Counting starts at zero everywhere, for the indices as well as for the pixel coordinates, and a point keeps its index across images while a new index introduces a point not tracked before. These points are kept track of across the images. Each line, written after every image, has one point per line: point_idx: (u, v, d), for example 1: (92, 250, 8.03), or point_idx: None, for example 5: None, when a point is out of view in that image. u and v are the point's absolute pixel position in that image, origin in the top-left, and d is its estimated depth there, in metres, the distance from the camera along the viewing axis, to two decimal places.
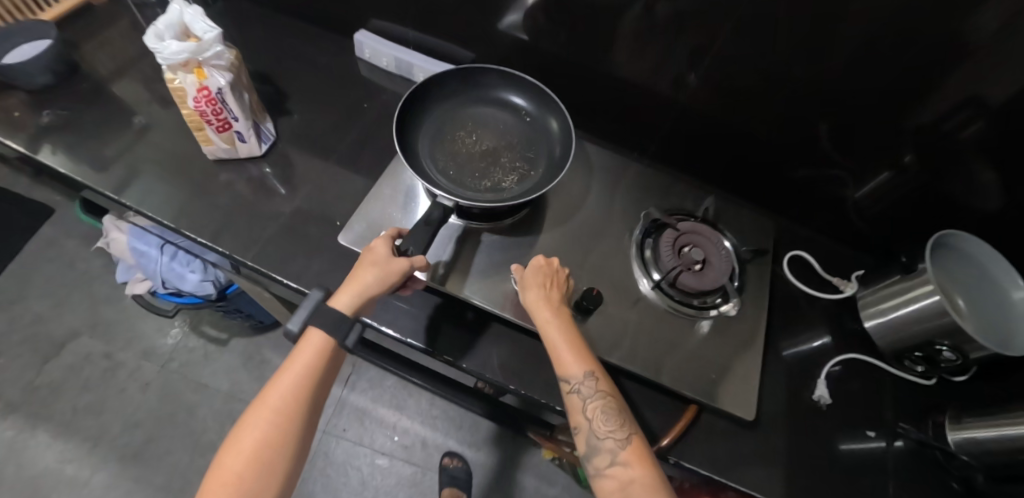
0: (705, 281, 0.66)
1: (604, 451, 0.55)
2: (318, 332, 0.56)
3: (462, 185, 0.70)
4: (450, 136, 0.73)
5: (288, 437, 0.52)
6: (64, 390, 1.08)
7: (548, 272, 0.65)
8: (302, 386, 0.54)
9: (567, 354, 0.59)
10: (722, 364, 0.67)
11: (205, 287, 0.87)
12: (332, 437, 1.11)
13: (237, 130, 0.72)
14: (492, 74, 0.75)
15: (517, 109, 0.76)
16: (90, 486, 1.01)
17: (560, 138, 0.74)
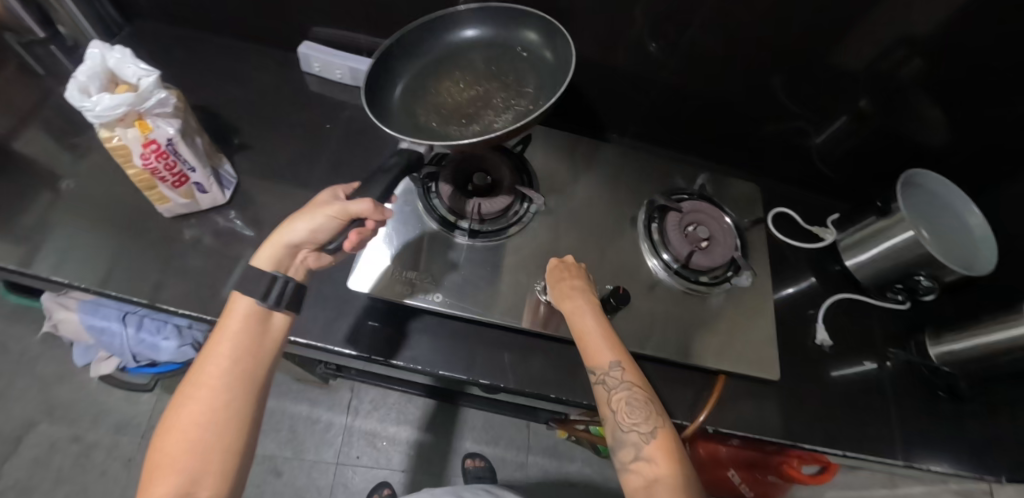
0: (714, 257, 0.70)
1: (629, 445, 0.53)
2: (243, 297, 0.53)
3: (450, 133, 0.63)
4: (435, 90, 0.67)
5: (223, 411, 0.48)
6: (35, 486, 0.99)
7: (570, 268, 0.65)
8: (231, 355, 0.50)
9: (602, 344, 0.58)
10: (737, 330, 0.71)
11: (186, 352, 0.80)
12: (347, 467, 1.08)
13: (195, 182, 0.64)
14: (462, 13, 0.66)
15: (506, 45, 0.68)
16: None
17: (548, 51, 0.67)
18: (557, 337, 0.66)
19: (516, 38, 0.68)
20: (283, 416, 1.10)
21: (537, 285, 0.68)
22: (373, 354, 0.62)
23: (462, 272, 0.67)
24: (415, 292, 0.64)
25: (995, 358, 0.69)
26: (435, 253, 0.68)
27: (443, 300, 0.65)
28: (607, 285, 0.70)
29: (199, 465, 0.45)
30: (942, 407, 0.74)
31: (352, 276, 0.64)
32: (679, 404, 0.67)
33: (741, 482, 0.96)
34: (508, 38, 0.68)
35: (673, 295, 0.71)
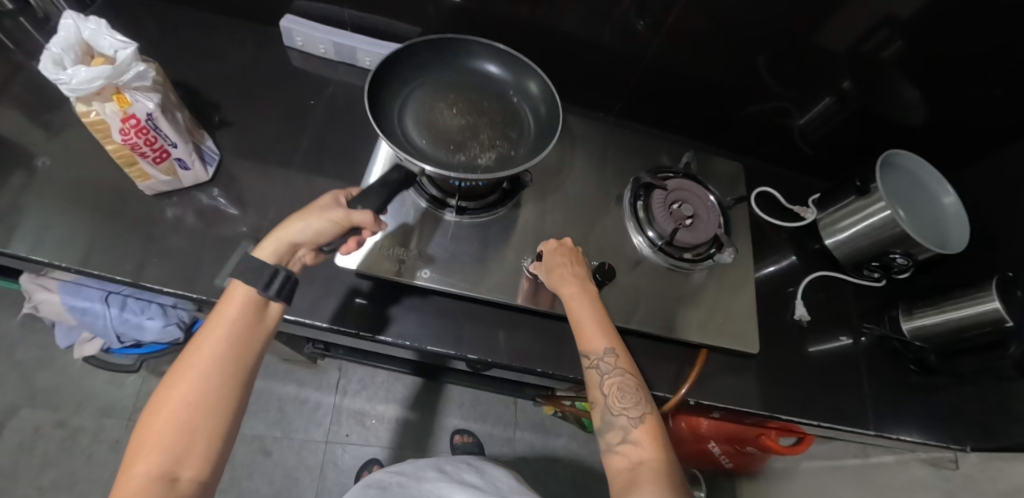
0: (694, 235, 0.71)
1: (618, 428, 0.54)
2: (241, 285, 0.53)
3: (434, 156, 0.62)
4: (426, 111, 0.65)
5: (213, 392, 0.48)
6: (20, 472, 0.98)
7: (571, 251, 0.66)
8: (226, 339, 0.50)
9: (599, 330, 0.59)
10: (719, 305, 0.72)
11: (172, 331, 0.80)
12: (337, 445, 1.09)
13: (176, 158, 0.63)
14: (475, 48, 0.67)
15: (505, 86, 0.69)
16: None
17: (543, 104, 0.67)
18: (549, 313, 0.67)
19: (515, 83, 0.69)
20: (270, 396, 1.10)
21: (525, 261, 0.69)
22: (362, 330, 0.63)
23: (448, 248, 0.68)
24: (398, 266, 0.65)
25: (959, 332, 0.72)
26: (421, 228, 0.68)
27: (430, 276, 0.65)
28: (593, 261, 0.71)
29: (184, 443, 0.45)
30: (910, 379, 0.77)
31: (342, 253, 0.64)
32: (662, 378, 0.68)
33: (721, 454, 1.04)
34: (509, 83, 0.69)
35: (657, 272, 0.73)
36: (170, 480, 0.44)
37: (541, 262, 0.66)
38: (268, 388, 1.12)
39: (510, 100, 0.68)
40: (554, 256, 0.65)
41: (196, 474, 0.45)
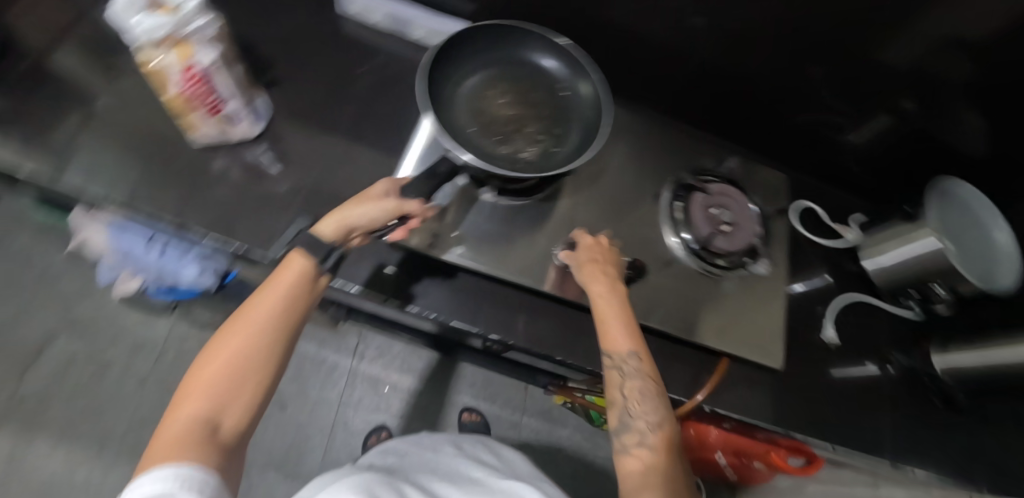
0: (729, 243, 0.69)
1: (635, 430, 0.54)
2: (300, 253, 0.53)
3: (474, 144, 0.58)
4: (474, 96, 0.61)
5: (261, 347, 0.49)
6: (53, 396, 1.04)
7: (603, 249, 0.65)
8: (279, 300, 0.51)
9: (625, 330, 0.58)
10: (748, 317, 0.71)
11: (206, 279, 0.83)
12: (349, 407, 1.12)
13: (229, 112, 0.65)
14: (535, 39, 0.63)
15: (562, 83, 0.63)
16: (105, 491, 0.99)
17: (596, 107, 0.61)
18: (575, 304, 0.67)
19: (571, 82, 0.63)
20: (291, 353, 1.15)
21: (555, 249, 0.69)
22: (389, 299, 0.64)
23: (480, 228, 0.68)
24: (431, 240, 0.65)
25: (988, 373, 0.69)
26: (455, 206, 0.69)
27: (462, 253, 0.66)
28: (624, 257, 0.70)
29: (230, 393, 0.46)
30: (939, 416, 0.75)
31: None
32: (680, 381, 0.68)
33: (727, 465, 1.02)
34: (566, 81, 0.63)
35: (688, 276, 0.71)
36: (213, 426, 0.45)
37: (571, 254, 0.65)
38: None
39: (561, 95, 0.63)
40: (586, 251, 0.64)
41: (236, 424, 0.46)
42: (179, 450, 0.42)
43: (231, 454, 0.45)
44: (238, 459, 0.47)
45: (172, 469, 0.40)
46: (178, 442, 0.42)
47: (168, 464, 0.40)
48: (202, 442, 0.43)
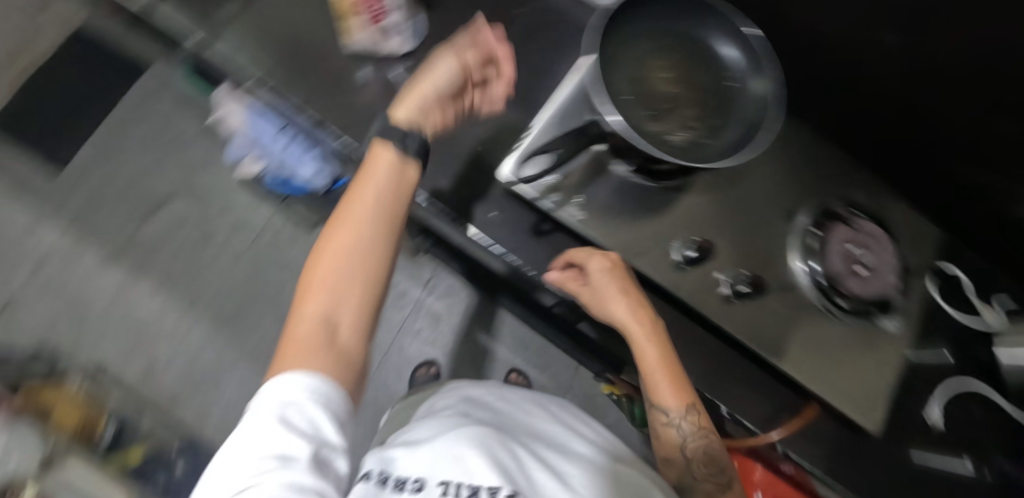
0: (861, 288, 0.61)
1: (704, 494, 0.50)
2: (384, 141, 0.48)
3: (626, 111, 0.54)
4: (637, 62, 0.56)
5: (367, 243, 0.43)
6: (162, 248, 1.19)
7: (614, 264, 0.54)
8: (380, 185, 0.46)
9: (676, 389, 0.52)
10: (862, 373, 0.63)
11: (318, 178, 0.90)
12: (406, 334, 1.17)
13: (390, 24, 0.67)
14: (722, 18, 0.56)
15: (738, 72, 0.56)
16: (186, 343, 1.15)
17: (767, 108, 0.54)
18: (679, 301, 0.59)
19: (747, 73, 0.56)
20: None
21: (674, 244, 0.58)
22: (493, 244, 0.58)
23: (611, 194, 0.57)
24: (550, 194, 0.55)
25: None
26: (582, 166, 0.56)
27: (584, 218, 0.56)
28: (715, 274, 0.59)
29: (347, 284, 0.41)
30: None
31: (508, 160, 0.54)
32: (757, 410, 0.63)
33: None
34: (741, 71, 0.56)
35: (810, 312, 0.62)
36: (331, 335, 0.40)
37: (576, 279, 0.55)
38: None
39: (729, 86, 0.57)
40: (597, 275, 0.53)
41: (352, 333, 0.41)
42: (306, 361, 0.38)
43: (353, 366, 0.40)
44: (360, 372, 0.42)
45: (303, 377, 0.36)
46: (302, 354, 0.38)
47: (296, 377, 0.36)
48: (323, 351, 0.39)
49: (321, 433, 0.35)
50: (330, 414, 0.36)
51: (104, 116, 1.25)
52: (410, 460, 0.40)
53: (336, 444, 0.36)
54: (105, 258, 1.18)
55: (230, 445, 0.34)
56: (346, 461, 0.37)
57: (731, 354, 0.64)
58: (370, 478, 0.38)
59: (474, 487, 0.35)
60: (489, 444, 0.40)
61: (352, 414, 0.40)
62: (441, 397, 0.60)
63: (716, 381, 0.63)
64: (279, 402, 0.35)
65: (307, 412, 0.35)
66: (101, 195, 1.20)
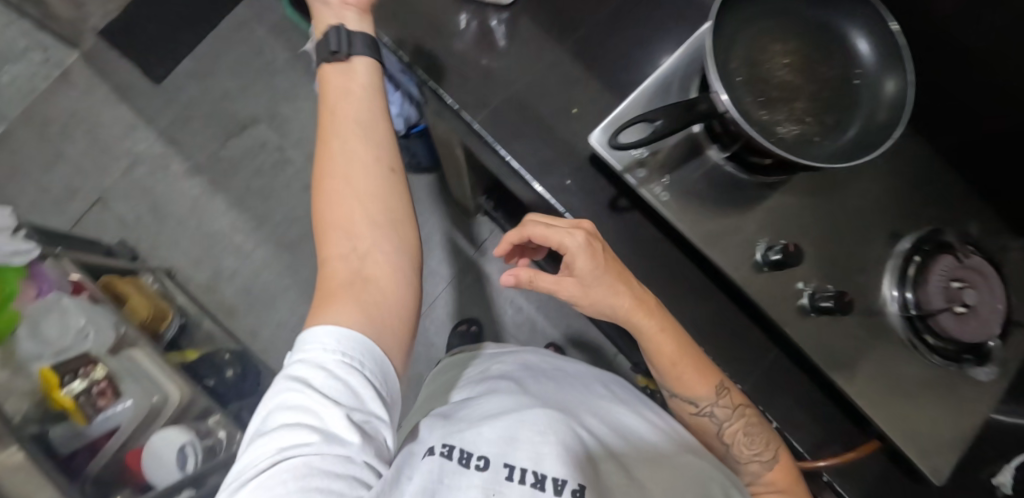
0: (961, 332, 0.54)
1: (750, 473, 0.54)
2: (332, 77, 0.50)
3: (736, 94, 0.49)
4: (755, 40, 0.51)
5: (355, 157, 0.47)
6: (242, 167, 1.34)
7: (591, 237, 0.49)
8: (352, 119, 0.48)
9: (700, 376, 0.53)
10: (939, 422, 0.56)
11: (398, 122, 0.98)
12: (460, 289, 1.33)
13: None
14: (864, 8, 0.52)
15: (866, 69, 0.52)
16: (252, 257, 1.30)
17: (893, 114, 0.51)
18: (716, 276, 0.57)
19: (875, 73, 0.52)
20: (426, 218, 1.35)
21: (760, 243, 0.54)
22: (566, 212, 0.56)
23: (693, 177, 0.54)
24: (636, 169, 0.53)
25: None
26: (675, 145, 0.54)
27: (666, 199, 0.53)
28: (797, 283, 0.55)
29: (353, 214, 0.45)
30: None
31: (601, 127, 0.53)
32: (805, 434, 0.59)
33: None
34: (869, 69, 0.52)
35: (891, 343, 0.56)
36: (354, 256, 0.44)
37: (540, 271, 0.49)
38: (428, 211, 1.35)
39: (852, 83, 0.52)
40: (582, 265, 0.47)
41: (375, 241, 0.45)
42: (336, 296, 0.42)
43: (386, 270, 0.45)
44: (400, 273, 0.46)
45: (334, 328, 0.40)
46: (335, 289, 0.43)
47: (326, 325, 0.40)
48: (351, 274, 0.43)
49: (356, 402, 0.38)
50: (364, 378, 0.39)
51: (205, 36, 1.39)
52: (476, 433, 0.40)
53: (375, 415, 0.39)
54: (188, 170, 1.35)
55: (272, 409, 0.37)
56: (387, 430, 0.40)
57: (793, 370, 0.60)
58: (433, 448, 0.39)
59: (540, 474, 0.36)
60: (564, 429, 0.40)
61: (395, 372, 0.42)
62: (497, 362, 0.61)
63: (774, 396, 0.59)
64: (317, 368, 0.38)
65: (340, 380, 0.38)
66: (197, 108, 1.36)
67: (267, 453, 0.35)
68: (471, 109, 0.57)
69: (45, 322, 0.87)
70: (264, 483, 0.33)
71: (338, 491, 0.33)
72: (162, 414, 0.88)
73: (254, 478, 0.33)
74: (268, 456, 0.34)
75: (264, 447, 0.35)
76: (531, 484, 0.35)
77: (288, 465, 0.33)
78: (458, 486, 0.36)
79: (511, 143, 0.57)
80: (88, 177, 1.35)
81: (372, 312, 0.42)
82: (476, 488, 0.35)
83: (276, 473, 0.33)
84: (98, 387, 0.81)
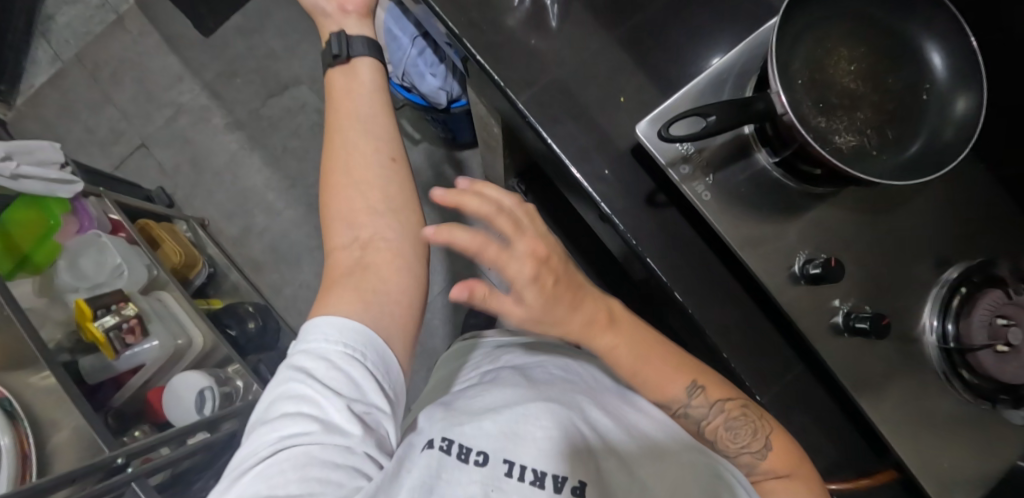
0: (1001, 371, 0.51)
1: (743, 466, 0.49)
2: (337, 79, 0.53)
3: (795, 98, 0.47)
4: (822, 43, 0.49)
5: (356, 150, 0.49)
6: (281, 127, 1.36)
7: (543, 267, 0.37)
8: (355, 116, 0.51)
9: (665, 377, 0.49)
10: (966, 458, 0.54)
11: (440, 95, 0.97)
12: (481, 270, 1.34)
13: None
14: (944, 18, 0.49)
15: (936, 85, 0.50)
16: (283, 216, 1.32)
17: (960, 134, 0.48)
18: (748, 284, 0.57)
19: (945, 89, 0.50)
20: (455, 194, 1.36)
21: (799, 255, 0.53)
22: (602, 202, 0.56)
23: (738, 179, 0.52)
24: (680, 165, 0.51)
25: None
26: (722, 144, 0.52)
27: (708, 199, 0.52)
28: (834, 301, 0.53)
29: (355, 204, 0.47)
30: None
31: (648, 118, 0.51)
32: (819, 452, 0.58)
33: None
34: (939, 85, 0.50)
35: (924, 374, 0.54)
36: (357, 245, 0.46)
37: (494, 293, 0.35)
38: None
39: (920, 97, 0.50)
40: (530, 299, 0.36)
41: (375, 228, 0.47)
42: (338, 286, 0.44)
43: (388, 253, 0.46)
44: (402, 255, 0.47)
45: (335, 318, 0.42)
46: (338, 277, 0.45)
47: (329, 315, 0.42)
48: (353, 262, 0.45)
49: (357, 394, 0.40)
50: (365, 369, 0.41)
51: None
52: (476, 426, 0.38)
53: (375, 406, 0.40)
54: (229, 125, 1.37)
55: (275, 398, 0.40)
56: (389, 422, 0.41)
57: (815, 388, 0.58)
58: (432, 440, 0.38)
59: (539, 472, 0.35)
60: (569, 426, 0.39)
61: (400, 364, 0.44)
62: (515, 352, 0.60)
63: (794, 413, 0.58)
64: (319, 360, 0.40)
65: (340, 371, 0.40)
66: (242, 64, 1.38)
67: (269, 442, 0.37)
68: (515, 87, 0.56)
69: (84, 257, 0.90)
70: (266, 470, 0.35)
71: (337, 480, 0.35)
72: (186, 356, 0.92)
73: (255, 466, 0.36)
74: (269, 444, 0.37)
75: (266, 436, 0.38)
76: (530, 481, 0.35)
77: (287, 455, 0.36)
78: (456, 480, 0.35)
79: (552, 126, 0.56)
80: (132, 122, 1.38)
81: (370, 296, 0.44)
82: (475, 484, 0.35)
83: (276, 463, 0.36)
84: (128, 324, 0.82)
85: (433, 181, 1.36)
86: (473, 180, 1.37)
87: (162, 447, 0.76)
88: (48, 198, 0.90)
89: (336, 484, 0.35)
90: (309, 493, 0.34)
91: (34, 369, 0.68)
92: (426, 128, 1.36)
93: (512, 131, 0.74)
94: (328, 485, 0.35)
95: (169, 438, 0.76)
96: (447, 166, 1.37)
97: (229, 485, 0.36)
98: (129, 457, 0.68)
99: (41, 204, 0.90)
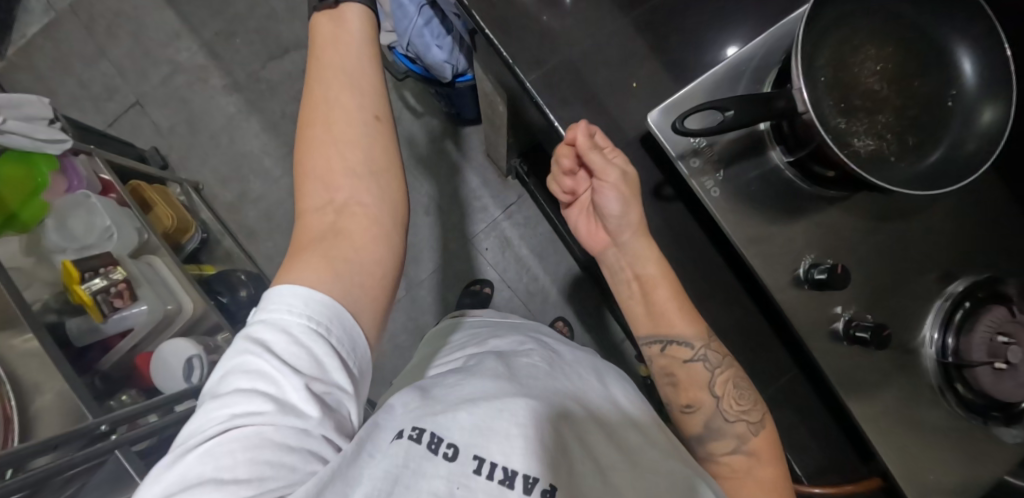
0: (995, 388, 0.51)
1: (734, 434, 0.50)
2: (322, 23, 0.51)
3: (818, 100, 0.45)
4: (851, 41, 0.46)
5: (337, 106, 0.48)
6: (280, 91, 1.32)
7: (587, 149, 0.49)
8: (343, 70, 0.49)
9: (687, 311, 0.52)
10: (951, 472, 0.54)
11: (445, 69, 0.94)
12: (478, 249, 1.33)
13: None
14: (981, 26, 0.47)
15: (963, 93, 0.48)
16: (279, 183, 1.30)
17: (980, 145, 0.47)
18: (748, 280, 0.55)
19: (972, 98, 0.48)
20: (455, 170, 1.34)
21: (805, 259, 0.52)
22: None
23: (745, 175, 0.51)
24: (690, 158, 0.49)
25: None
26: (734, 138, 0.50)
27: (710, 192, 0.50)
28: (836, 307, 0.52)
29: (331, 167, 0.46)
30: None
31: (662, 108, 0.49)
32: (805, 455, 0.58)
33: None
34: (965, 93, 0.48)
35: (919, 385, 0.54)
36: (331, 208, 0.45)
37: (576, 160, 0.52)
38: (458, 165, 1.34)
39: (945, 105, 0.48)
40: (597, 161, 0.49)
41: (352, 192, 0.46)
42: (309, 250, 0.43)
43: (364, 220, 0.45)
44: (379, 222, 0.46)
45: (300, 289, 0.40)
46: (311, 242, 0.44)
47: (291, 285, 0.40)
48: (326, 227, 0.44)
49: (318, 372, 0.39)
50: (328, 346, 0.39)
51: None
52: (448, 417, 0.37)
53: (336, 386, 0.40)
54: (227, 87, 1.33)
55: (227, 370, 0.38)
56: (350, 402, 0.41)
57: (808, 389, 0.58)
58: (403, 430, 0.37)
59: (510, 472, 0.34)
60: (543, 423, 0.38)
61: (367, 341, 0.43)
62: (496, 337, 0.59)
63: (783, 415, 0.58)
64: (280, 331, 0.39)
65: (302, 346, 0.38)
66: (242, 23, 1.34)
67: (218, 419, 0.36)
68: (524, 65, 0.54)
69: (71, 217, 0.89)
70: (214, 450, 0.34)
71: (290, 465, 0.35)
72: (174, 323, 0.91)
73: (202, 444, 0.34)
74: (219, 422, 0.35)
75: (216, 412, 0.36)
76: (498, 481, 0.34)
77: (237, 435, 0.34)
78: (422, 473, 0.34)
79: (560, 108, 0.54)
80: (127, 79, 1.34)
81: (342, 265, 0.43)
82: (440, 479, 0.34)
83: (225, 442, 0.34)
84: (117, 288, 0.81)
85: (434, 155, 1.34)
86: (475, 157, 1.34)
87: (150, 414, 0.77)
88: (37, 154, 0.89)
89: (289, 469, 0.35)
90: (259, 477, 0.33)
91: (17, 331, 0.68)
92: (430, 100, 1.33)
93: (517, 111, 0.72)
94: (279, 470, 0.34)
95: (159, 405, 0.77)
96: (449, 141, 1.34)
97: (174, 461, 0.34)
98: (115, 423, 0.69)
99: (29, 161, 0.88)
